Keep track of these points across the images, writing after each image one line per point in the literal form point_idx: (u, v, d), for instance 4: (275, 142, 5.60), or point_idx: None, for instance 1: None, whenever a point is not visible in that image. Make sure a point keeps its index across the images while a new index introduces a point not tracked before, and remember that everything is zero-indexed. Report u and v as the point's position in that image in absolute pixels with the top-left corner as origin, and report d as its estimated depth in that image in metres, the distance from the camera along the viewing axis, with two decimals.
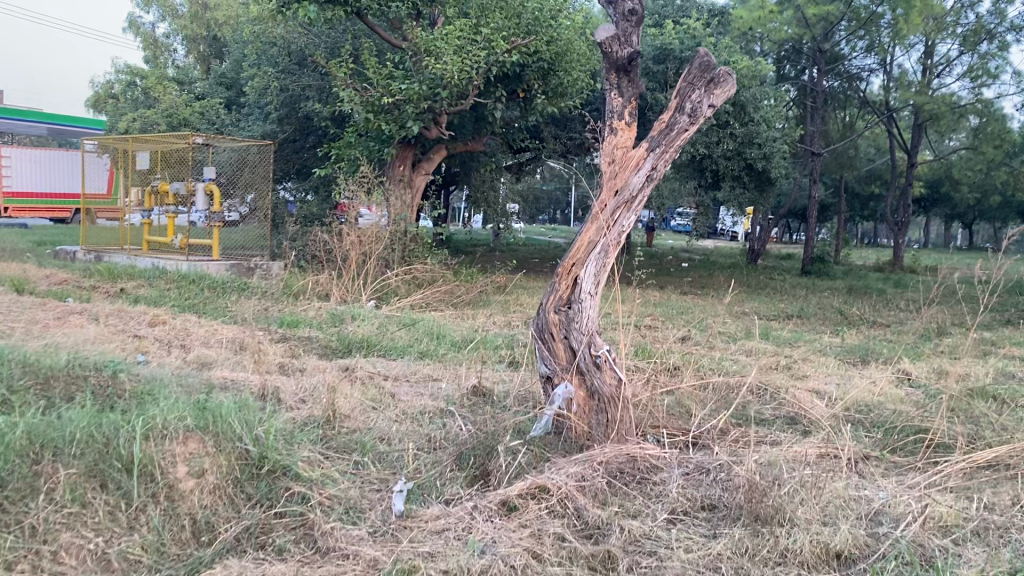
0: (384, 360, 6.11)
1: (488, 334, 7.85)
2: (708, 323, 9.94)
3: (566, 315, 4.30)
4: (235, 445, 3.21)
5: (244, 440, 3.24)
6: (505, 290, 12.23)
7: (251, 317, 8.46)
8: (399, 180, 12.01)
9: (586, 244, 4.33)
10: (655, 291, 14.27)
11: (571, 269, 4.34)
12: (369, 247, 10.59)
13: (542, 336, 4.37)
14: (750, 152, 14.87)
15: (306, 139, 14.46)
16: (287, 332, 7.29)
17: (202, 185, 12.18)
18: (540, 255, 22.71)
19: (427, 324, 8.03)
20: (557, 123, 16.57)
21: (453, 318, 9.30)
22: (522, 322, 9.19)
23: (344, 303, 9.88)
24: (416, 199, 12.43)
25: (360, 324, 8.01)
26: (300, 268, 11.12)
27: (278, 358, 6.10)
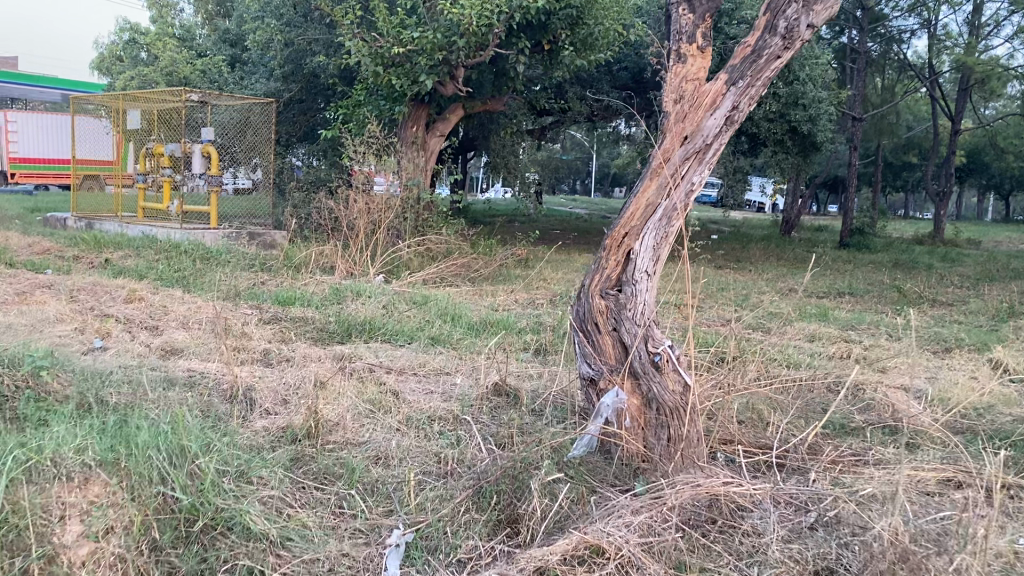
0: (388, 347, 5.15)
1: (511, 315, 6.87)
2: (755, 301, 8.92)
3: (615, 301, 3.35)
4: (154, 492, 2.42)
5: (169, 484, 2.44)
6: (527, 264, 11.24)
7: (243, 293, 7.51)
8: (411, 142, 10.91)
9: (643, 207, 3.34)
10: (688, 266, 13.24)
11: (624, 240, 3.36)
12: (379, 216, 9.61)
13: (585, 326, 3.43)
14: (793, 114, 13.71)
15: (313, 99, 13.43)
16: (280, 311, 6.34)
17: (198, 147, 11.26)
18: (561, 226, 21.65)
19: (441, 302, 7.07)
20: (583, 83, 15.46)
21: (471, 296, 8.32)
22: (548, 301, 8.21)
23: (350, 277, 8.92)
24: (430, 163, 11.36)
25: (365, 302, 7.06)
26: (304, 238, 10.16)
27: (262, 344, 5.15)
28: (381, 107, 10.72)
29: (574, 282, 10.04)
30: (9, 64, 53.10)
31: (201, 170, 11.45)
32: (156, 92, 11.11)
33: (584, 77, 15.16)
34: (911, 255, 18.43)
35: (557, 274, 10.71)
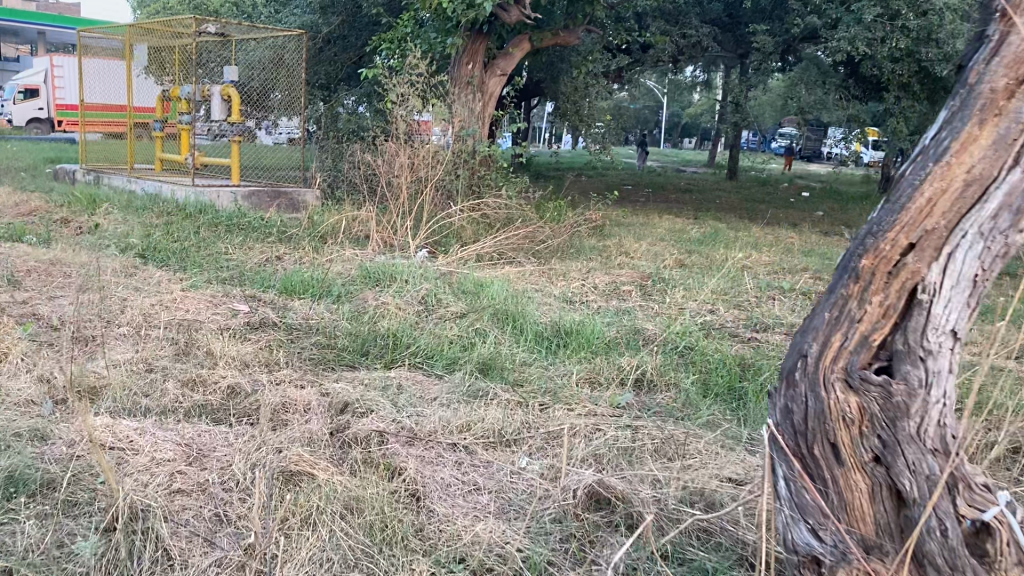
0: (417, 384, 3.42)
1: (593, 316, 5.03)
2: None
3: (875, 410, 1.90)
4: None
5: None
6: (604, 233, 9.38)
7: (248, 278, 5.83)
8: (468, 83, 9.00)
9: (937, 245, 1.86)
10: (790, 238, 11.24)
11: (897, 304, 1.90)
12: (425, 175, 7.85)
13: (813, 445, 2.01)
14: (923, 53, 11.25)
15: (358, 34, 11.66)
16: (281, 309, 4.63)
17: (217, 89, 9.57)
18: (633, 182, 19.58)
19: (499, 294, 5.29)
20: (667, 17, 13.31)
21: (534, 279, 6.48)
22: (638, 288, 6.35)
23: (388, 251, 7.20)
24: (489, 109, 9.29)
25: (399, 293, 5.32)
26: (337, 199, 8.48)
27: (231, 373, 3.46)
28: (431, 40, 8.83)
29: (663, 259, 8.15)
30: (70, 11, 52.59)
31: (222, 117, 9.70)
32: (168, 22, 9.53)
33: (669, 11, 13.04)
34: None
35: (640, 246, 8.81)
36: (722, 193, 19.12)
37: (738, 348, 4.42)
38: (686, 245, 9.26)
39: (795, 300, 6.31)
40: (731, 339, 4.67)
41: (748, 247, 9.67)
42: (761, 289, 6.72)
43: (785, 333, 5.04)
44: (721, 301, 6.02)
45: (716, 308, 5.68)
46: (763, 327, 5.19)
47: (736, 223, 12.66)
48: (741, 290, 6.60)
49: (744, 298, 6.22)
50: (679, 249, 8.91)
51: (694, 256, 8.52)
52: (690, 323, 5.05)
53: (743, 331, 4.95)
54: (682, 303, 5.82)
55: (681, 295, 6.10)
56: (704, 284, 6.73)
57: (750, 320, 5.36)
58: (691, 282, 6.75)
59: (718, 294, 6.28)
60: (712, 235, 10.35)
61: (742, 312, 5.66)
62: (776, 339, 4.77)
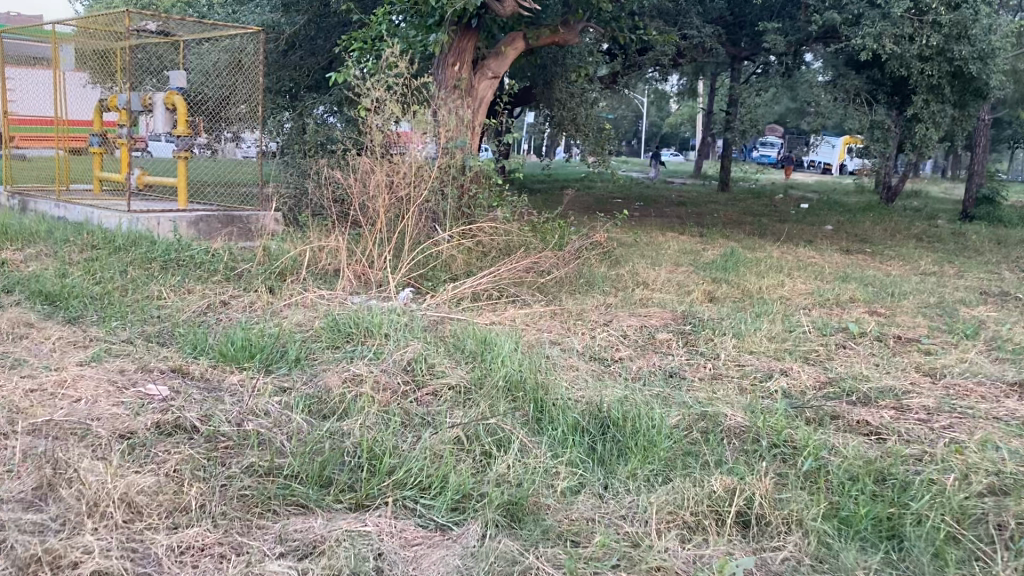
0: (414, 557, 2.18)
1: (640, 391, 3.75)
2: (992, 333, 5.70)
3: None
4: None
5: None
6: (613, 259, 8.14)
7: (180, 339, 4.49)
8: (454, 87, 7.68)
9: None
10: (813, 259, 10.08)
11: None
12: (405, 197, 6.55)
13: None
14: (956, 52, 10.13)
15: (326, 35, 10.36)
16: (210, 397, 3.32)
17: (162, 97, 8.22)
18: (625, 196, 18.37)
19: (510, 356, 3.99)
20: (667, 15, 12.14)
21: (545, 326, 5.17)
22: (678, 337, 5.07)
23: (362, 290, 5.91)
24: (479, 117, 7.96)
25: (377, 362, 4.00)
26: (301, 224, 7.17)
27: (107, 539, 2.16)
28: (411, 38, 7.56)
29: (689, 292, 6.89)
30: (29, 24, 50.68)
31: (167, 130, 8.34)
32: (101, 20, 8.15)
33: (669, 8, 11.86)
34: None
35: (658, 275, 7.54)
36: (719, 206, 17.94)
37: (856, 441, 3.15)
38: (709, 272, 8.03)
39: (872, 349, 5.06)
40: (837, 426, 3.38)
41: (777, 272, 8.44)
42: (823, 333, 5.47)
43: (895, 407, 3.77)
44: (784, 356, 4.76)
45: (785, 368, 4.42)
46: (862, 398, 3.91)
47: (748, 242, 11.48)
48: (799, 336, 5.34)
49: (809, 350, 4.96)
50: (703, 277, 7.66)
51: (724, 286, 7.26)
52: (769, 399, 3.77)
53: (839, 406, 3.70)
54: (740, 362, 4.54)
55: (734, 348, 4.84)
56: (752, 327, 5.49)
57: (839, 387, 4.09)
58: (739, 326, 5.48)
59: (776, 344, 5.02)
60: (733, 258, 9.11)
61: (820, 372, 4.40)
62: (892, 420, 3.51)
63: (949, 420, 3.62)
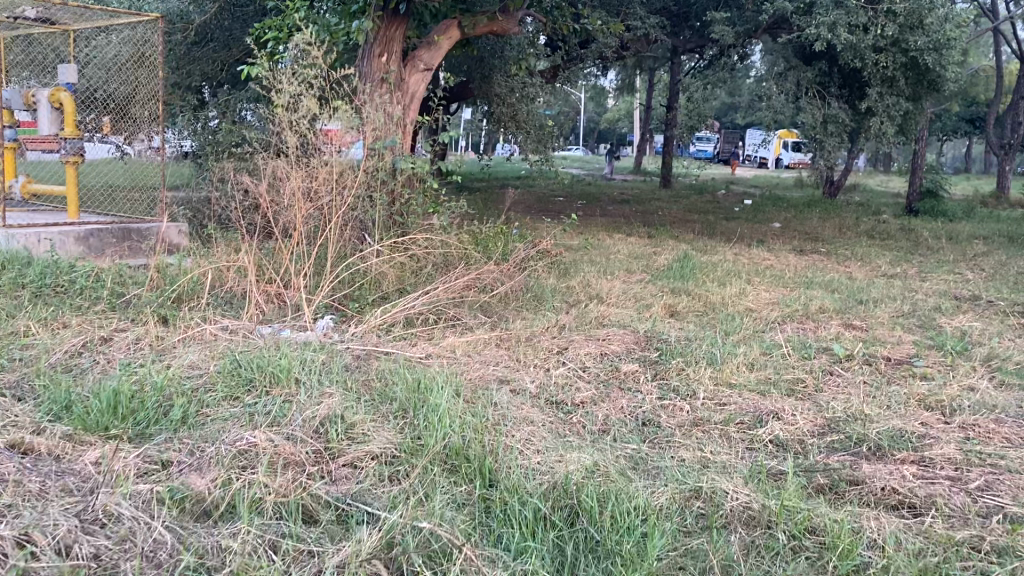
0: None
1: (611, 454, 3.04)
2: (983, 351, 5.15)
3: None
4: None
5: None
6: (563, 269, 7.43)
7: (39, 393, 3.60)
8: (382, 81, 6.83)
9: None
10: (769, 262, 9.56)
11: None
12: (325, 206, 5.74)
13: None
14: (911, 42, 9.68)
15: (241, 24, 9.41)
16: (48, 496, 2.49)
17: (47, 94, 7.23)
18: (568, 195, 17.76)
19: (449, 411, 3.22)
20: (610, 5, 11.49)
21: (490, 359, 4.41)
22: (645, 368, 4.38)
23: (277, 318, 5.09)
24: (410, 113, 7.13)
25: (282, 427, 3.20)
26: (208, 238, 6.28)
27: None
28: (330, 27, 6.75)
29: (648, 307, 6.22)
30: None
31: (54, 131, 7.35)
32: None
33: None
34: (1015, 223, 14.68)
35: (612, 286, 6.85)
36: (663, 203, 17.41)
37: (891, 523, 2.49)
38: (666, 281, 7.38)
39: (864, 376, 4.44)
40: (859, 498, 2.72)
41: (737, 279, 7.83)
42: (804, 356, 4.83)
43: (917, 463, 3.12)
44: (769, 390, 4.10)
45: (775, 408, 3.74)
46: (874, 450, 3.26)
47: (700, 243, 10.93)
48: (779, 360, 4.69)
49: (796, 381, 4.31)
50: (660, 287, 7.01)
51: (685, 298, 6.61)
52: (768, 460, 3.08)
53: (852, 464, 3.05)
54: (721, 402, 3.86)
55: (711, 382, 4.16)
56: (727, 352, 4.83)
57: (842, 434, 3.43)
58: (711, 351, 4.81)
59: (757, 374, 4.36)
60: (688, 263, 8.49)
61: (816, 413, 3.73)
62: (921, 483, 2.86)
63: (984, 478, 2.98)
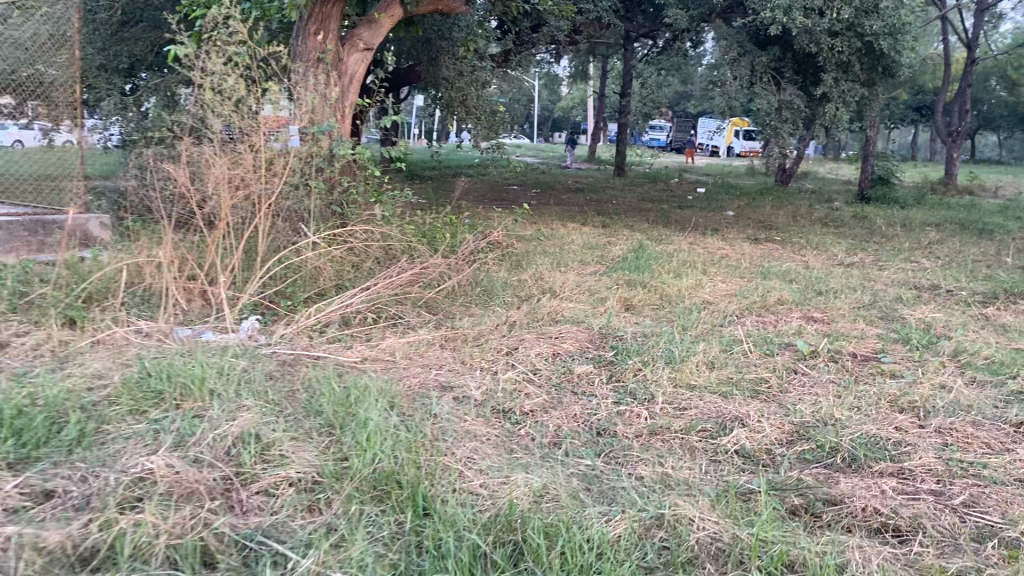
0: None
1: (561, 473, 2.71)
2: (948, 345, 4.95)
3: None
4: None
5: None
6: (513, 261, 7.09)
7: None
8: (318, 61, 6.40)
9: None
10: (725, 252, 9.34)
11: None
12: (255, 196, 5.33)
13: None
14: (866, 26, 9.51)
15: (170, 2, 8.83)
16: None
17: None
18: (521, 183, 17.42)
19: (380, 427, 2.86)
20: None
21: (432, 363, 4.05)
22: (599, 369, 4.06)
23: (200, 320, 4.66)
24: (348, 97, 6.70)
25: (187, 450, 2.81)
26: (128, 230, 5.78)
27: None
28: (262, 3, 6.23)
29: (602, 300, 5.92)
30: None
31: None
32: None
33: None
34: (965, 210, 14.74)
35: (565, 279, 6.54)
36: (617, 192, 17.18)
37: (878, 555, 2.21)
38: (620, 272, 7.09)
39: (831, 374, 4.18)
40: (838, 521, 2.45)
41: (694, 270, 7.58)
42: (767, 352, 4.56)
43: (895, 476, 2.86)
44: (732, 393, 3.81)
45: (739, 414, 3.45)
46: (850, 462, 2.99)
47: (655, 232, 10.68)
48: (741, 358, 4.42)
49: (760, 381, 4.03)
50: (615, 279, 6.72)
51: (641, 290, 6.33)
52: (735, 477, 2.78)
53: (829, 481, 2.76)
54: (682, 408, 3.56)
55: (670, 384, 3.85)
56: (685, 349, 4.54)
57: (813, 442, 3.16)
58: (669, 349, 4.51)
59: (719, 374, 4.07)
60: (643, 253, 8.22)
61: (784, 418, 3.45)
62: (903, 501, 2.60)
63: (969, 492, 2.72)
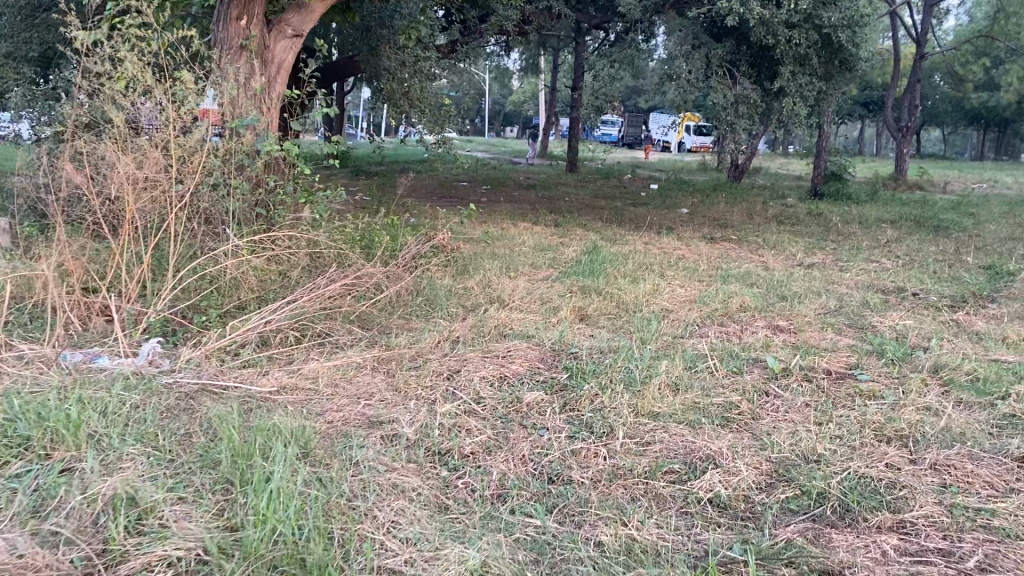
0: None
1: (508, 543, 2.25)
2: (925, 358, 4.61)
3: None
4: None
5: None
6: (458, 266, 6.61)
7: None
8: (242, 48, 5.82)
9: None
10: (681, 253, 8.97)
11: None
12: (166, 197, 4.74)
13: None
14: (824, 18, 9.21)
15: None
16: None
17: None
18: (471, 180, 16.93)
19: (286, 486, 2.37)
20: None
21: (360, 393, 3.54)
22: (551, 395, 3.61)
23: (97, 342, 4.09)
24: (276, 90, 6.14)
25: (42, 520, 2.26)
26: (22, 237, 5.14)
27: None
28: None
29: (554, 310, 5.46)
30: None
31: None
32: None
33: None
34: (917, 206, 14.68)
35: (514, 285, 6.08)
36: (570, 188, 16.78)
37: None
38: (573, 277, 6.66)
39: (806, 395, 3.79)
40: None
41: (651, 273, 7.17)
42: (736, 371, 4.14)
43: (895, 531, 2.47)
44: (700, 421, 3.39)
45: (712, 451, 3.01)
46: (841, 514, 2.59)
47: (609, 232, 10.29)
48: (707, 378, 3.99)
49: (731, 407, 3.60)
50: (567, 285, 6.28)
51: (596, 298, 5.89)
52: (712, 539, 2.36)
53: (821, 542, 2.36)
54: (644, 444, 3.11)
55: (631, 413, 3.42)
56: (645, 368, 4.11)
57: (796, 486, 2.75)
58: (629, 369, 4.06)
59: (686, 399, 3.63)
60: (597, 256, 7.79)
61: (761, 454, 3.02)
62: (910, 568, 2.21)
63: (982, 551, 2.34)
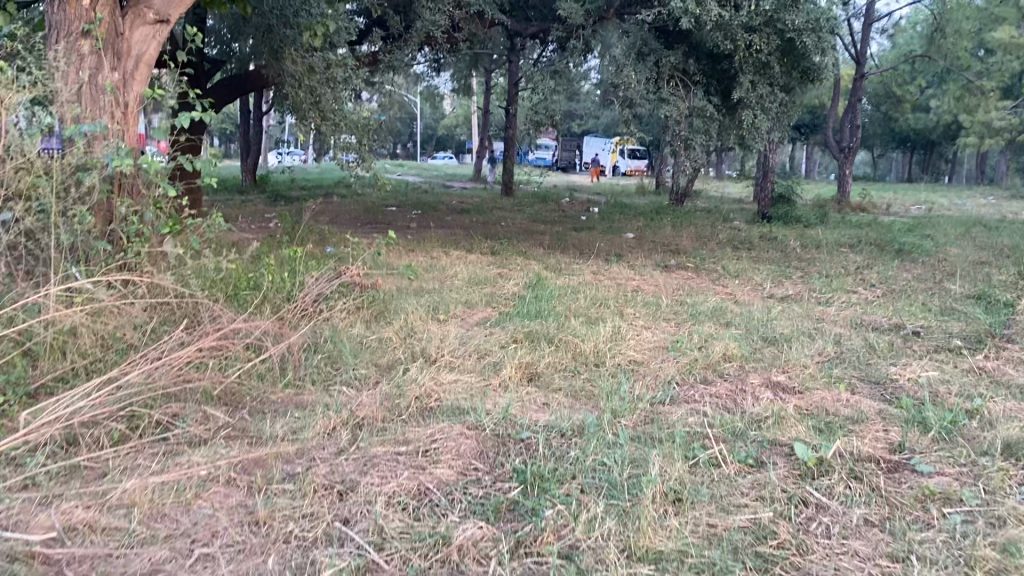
0: None
1: None
2: (982, 429, 3.52)
3: None
4: None
5: None
6: (375, 308, 5.33)
7: None
8: (85, 36, 4.43)
9: None
10: (637, 284, 7.87)
11: None
12: None
13: None
14: (787, 20, 8.30)
15: None
16: None
17: None
18: (399, 204, 15.68)
19: None
20: None
21: (196, 540, 2.26)
22: (496, 526, 2.38)
23: None
24: (134, 93, 4.75)
25: None
26: None
27: None
28: None
29: (495, 368, 4.23)
30: None
31: None
32: None
33: None
34: (871, 229, 13.93)
35: (444, 334, 4.83)
36: (507, 213, 15.67)
37: None
38: (516, 320, 5.43)
39: (861, 506, 2.63)
40: None
41: (607, 312, 6.00)
42: (754, 464, 2.96)
43: None
44: (726, 567, 2.21)
45: None
46: None
47: (553, 261, 9.13)
48: (718, 480, 2.80)
49: (765, 537, 2.43)
50: (511, 331, 5.06)
51: (547, 348, 4.68)
52: None
53: None
54: None
55: (620, 557, 2.22)
56: (626, 462, 2.90)
57: None
58: (604, 468, 2.84)
59: (695, 523, 2.45)
60: (543, 291, 6.59)
61: None
62: None
63: None
